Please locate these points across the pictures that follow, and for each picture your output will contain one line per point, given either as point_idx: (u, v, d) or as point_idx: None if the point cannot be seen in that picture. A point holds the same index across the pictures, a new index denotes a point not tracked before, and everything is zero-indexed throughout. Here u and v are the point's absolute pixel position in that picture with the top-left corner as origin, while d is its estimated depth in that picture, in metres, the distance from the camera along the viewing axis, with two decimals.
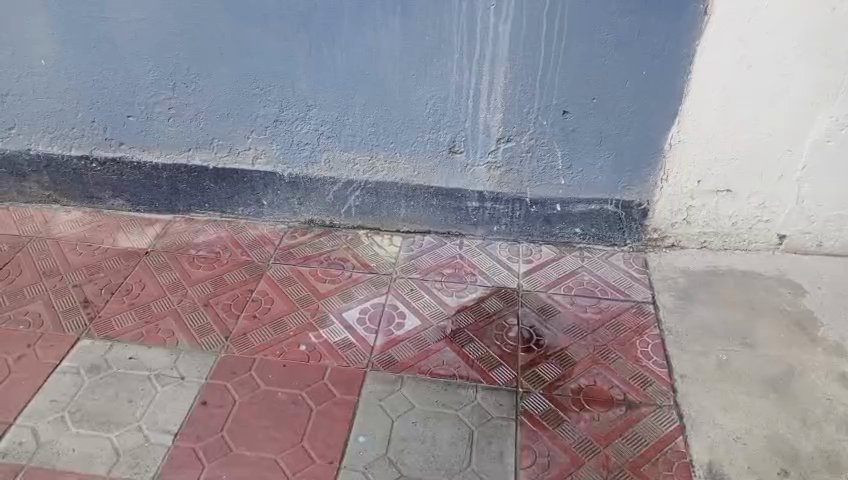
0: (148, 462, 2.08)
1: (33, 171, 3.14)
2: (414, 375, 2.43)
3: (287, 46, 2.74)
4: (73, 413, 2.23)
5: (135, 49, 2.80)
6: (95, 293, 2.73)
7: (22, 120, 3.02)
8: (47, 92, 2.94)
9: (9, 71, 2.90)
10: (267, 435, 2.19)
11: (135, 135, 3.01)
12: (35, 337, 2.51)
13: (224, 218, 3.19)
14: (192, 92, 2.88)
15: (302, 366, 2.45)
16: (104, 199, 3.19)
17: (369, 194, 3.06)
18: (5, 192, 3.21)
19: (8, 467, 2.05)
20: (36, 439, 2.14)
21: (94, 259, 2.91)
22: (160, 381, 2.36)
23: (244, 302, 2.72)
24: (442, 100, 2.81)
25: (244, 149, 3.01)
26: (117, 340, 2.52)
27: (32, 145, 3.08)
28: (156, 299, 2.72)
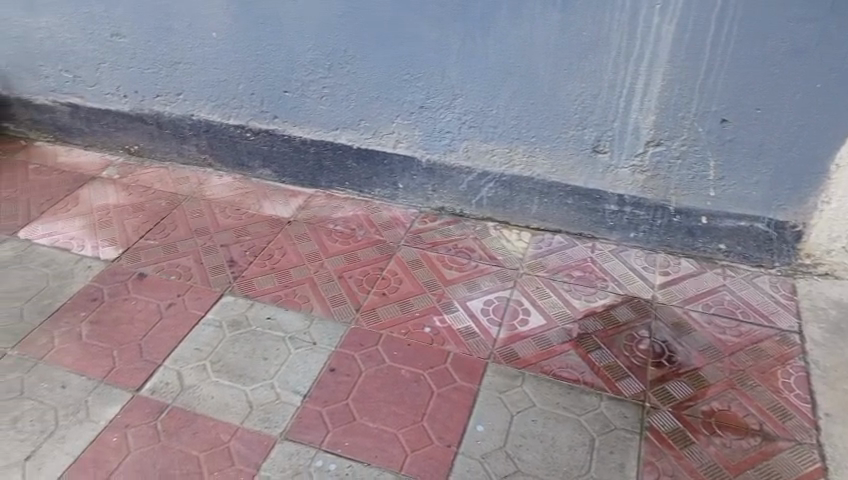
0: (278, 419, 2.19)
1: (194, 135, 3.36)
2: (536, 373, 2.39)
3: (442, 33, 2.76)
4: (213, 363, 2.38)
5: (298, 28, 2.92)
6: (240, 254, 2.90)
7: (189, 87, 3.24)
8: (215, 63, 3.13)
9: (184, 41, 3.11)
10: (389, 409, 2.24)
11: (289, 110, 3.15)
12: (185, 288, 2.69)
13: (360, 197, 3.27)
14: (345, 73, 2.97)
15: (427, 349, 2.47)
16: (253, 167, 3.36)
17: (504, 187, 3.03)
18: (166, 152, 3.46)
19: (155, 403, 2.22)
20: (180, 381, 2.30)
21: (241, 223, 3.09)
22: (294, 343, 2.48)
23: (375, 280, 2.79)
24: (592, 97, 2.73)
25: (388, 132, 3.07)
26: (257, 300, 2.66)
27: (196, 111, 3.30)
28: (295, 266, 2.85)
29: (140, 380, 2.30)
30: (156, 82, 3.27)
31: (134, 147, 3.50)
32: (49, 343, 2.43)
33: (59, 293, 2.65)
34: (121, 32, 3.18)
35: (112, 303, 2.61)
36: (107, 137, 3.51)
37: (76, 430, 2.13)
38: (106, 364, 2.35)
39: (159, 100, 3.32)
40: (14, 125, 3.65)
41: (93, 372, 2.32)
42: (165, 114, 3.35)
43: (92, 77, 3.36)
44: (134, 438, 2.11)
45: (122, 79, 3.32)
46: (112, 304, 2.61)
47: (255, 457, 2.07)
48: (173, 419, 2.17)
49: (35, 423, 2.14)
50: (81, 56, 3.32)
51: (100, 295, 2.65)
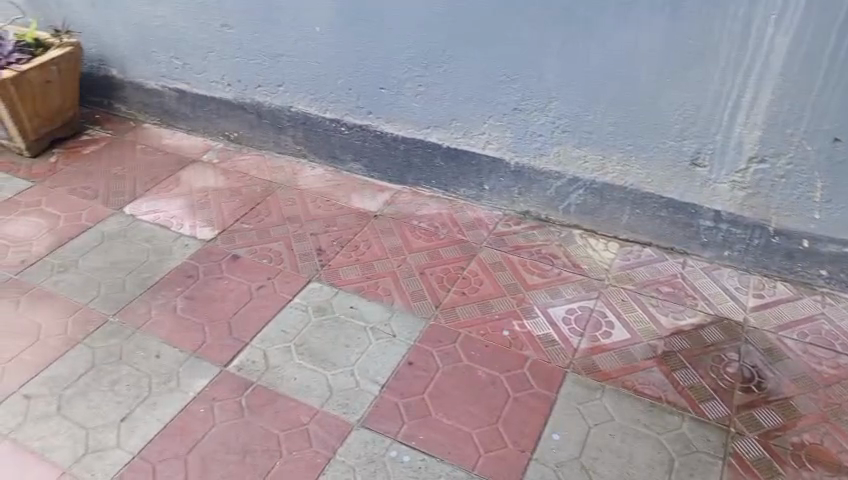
0: (356, 407, 2.24)
1: (291, 125, 3.47)
2: (616, 387, 2.34)
3: (543, 36, 2.74)
4: (297, 346, 2.46)
5: (399, 25, 2.96)
6: (327, 243, 2.98)
7: (290, 80, 3.34)
8: (316, 57, 3.22)
9: (288, 34, 3.21)
10: (465, 408, 2.24)
11: (383, 106, 3.20)
12: (274, 273, 2.79)
13: (446, 196, 3.29)
14: (442, 72, 2.99)
15: (505, 351, 2.47)
16: (344, 161, 3.44)
17: (594, 195, 2.98)
18: (263, 141, 3.59)
19: (241, 379, 2.32)
20: (265, 361, 2.39)
21: (330, 214, 3.17)
22: (375, 334, 2.52)
23: (457, 279, 2.80)
24: (695, 107, 2.65)
25: (479, 133, 3.07)
26: (341, 289, 2.72)
27: (294, 103, 3.40)
28: (379, 259, 2.90)
29: (228, 356, 2.40)
30: (259, 73, 3.40)
31: (233, 135, 3.65)
32: (147, 313, 2.57)
33: (158, 268, 2.80)
34: (229, 23, 3.32)
35: (206, 280, 2.74)
36: (209, 123, 3.67)
37: (167, 398, 2.24)
38: (198, 338, 2.47)
39: (261, 91, 3.45)
40: (125, 106, 3.87)
41: (185, 344, 2.44)
42: (266, 104, 3.47)
43: (201, 66, 3.52)
44: (220, 411, 2.20)
45: (228, 69, 3.47)
46: (206, 281, 2.73)
47: (332, 441, 2.12)
48: (257, 397, 2.26)
49: (131, 387, 2.27)
50: (192, 44, 3.48)
51: (195, 273, 2.78)
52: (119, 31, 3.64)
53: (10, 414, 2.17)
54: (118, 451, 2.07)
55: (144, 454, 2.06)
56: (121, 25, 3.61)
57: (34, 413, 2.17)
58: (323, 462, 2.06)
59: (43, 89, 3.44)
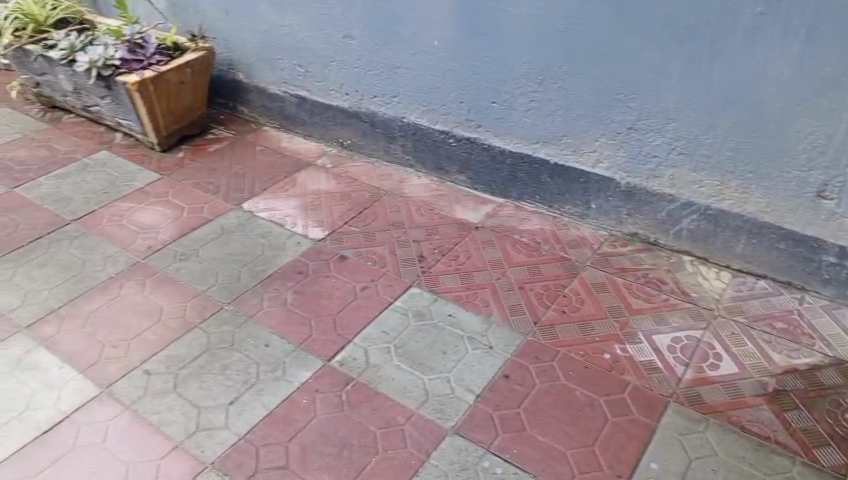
0: (451, 413, 2.27)
1: (401, 134, 3.56)
2: (721, 422, 2.25)
3: (665, 55, 2.69)
4: (396, 348, 2.52)
5: (517, 41, 2.98)
6: (430, 251, 3.03)
7: (405, 90, 3.43)
8: (432, 69, 3.29)
9: (407, 47, 3.30)
10: (560, 427, 2.22)
11: (494, 120, 3.22)
12: (378, 276, 2.88)
13: (550, 212, 3.27)
14: (557, 88, 2.98)
15: (605, 374, 2.42)
16: (450, 172, 3.49)
17: (707, 221, 2.87)
18: (374, 149, 3.70)
19: (342, 375, 2.41)
20: (366, 359, 2.47)
21: (434, 222, 3.23)
22: (473, 344, 2.54)
23: (558, 296, 2.78)
24: (826, 137, 2.51)
25: (590, 150, 3.04)
26: (441, 297, 2.77)
27: (407, 114, 3.49)
28: (480, 270, 2.92)
29: (331, 351, 2.50)
30: (376, 84, 3.51)
31: (346, 141, 3.79)
32: (259, 304, 2.71)
33: (271, 263, 2.95)
34: (352, 34, 3.46)
35: (314, 278, 2.87)
36: (324, 129, 3.83)
37: (273, 385, 2.36)
38: (304, 332, 2.59)
39: (375, 100, 3.56)
40: (248, 109, 4.10)
41: (292, 337, 2.56)
42: (379, 113, 3.58)
43: (321, 74, 3.69)
44: (321, 403, 2.30)
45: (346, 79, 3.61)
46: (314, 279, 2.86)
47: (426, 444, 2.16)
48: (356, 393, 2.33)
49: (240, 373, 2.40)
50: (315, 53, 3.65)
51: (304, 270, 2.91)
52: (248, 38, 3.86)
53: (132, 386, 2.34)
54: (226, 432, 2.19)
55: (249, 437, 2.17)
56: (251, 33, 3.83)
57: (153, 388, 2.33)
58: (417, 464, 2.10)
59: (177, 89, 3.71)
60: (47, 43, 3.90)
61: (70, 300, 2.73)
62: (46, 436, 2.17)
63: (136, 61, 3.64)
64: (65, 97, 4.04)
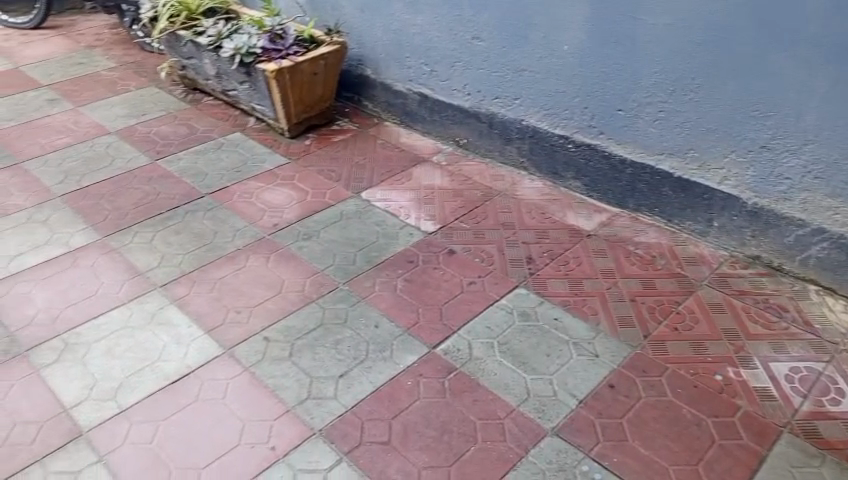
0: (552, 414, 2.28)
1: (519, 137, 3.59)
2: (839, 460, 2.13)
3: (810, 75, 2.58)
4: (501, 344, 2.55)
5: (650, 50, 2.94)
6: (539, 254, 3.04)
7: (528, 93, 3.45)
8: (558, 74, 3.30)
9: (535, 50, 3.32)
10: (664, 442, 2.18)
11: (618, 129, 3.19)
12: (485, 273, 2.92)
13: (667, 226, 3.20)
14: (687, 100, 2.92)
15: (715, 396, 2.35)
16: (566, 178, 3.49)
17: (839, 250, 2.72)
18: (490, 149, 3.75)
19: (446, 363, 2.47)
20: (470, 352, 2.52)
21: (545, 226, 3.24)
22: (578, 349, 2.54)
23: (670, 312, 2.71)
24: None
25: (716, 167, 2.95)
26: (548, 300, 2.78)
27: (527, 116, 3.51)
28: (589, 277, 2.91)
29: (437, 339, 2.58)
30: (499, 85, 3.56)
31: (462, 140, 3.86)
32: (370, 288, 2.84)
33: (384, 250, 3.07)
34: (480, 36, 3.52)
35: (423, 269, 2.95)
36: (442, 127, 3.92)
37: (380, 365, 2.47)
38: (411, 318, 2.68)
39: (497, 102, 3.61)
40: (371, 103, 4.25)
41: (400, 321, 2.66)
42: (499, 114, 3.62)
43: (446, 73, 3.78)
44: (424, 388, 2.37)
45: (470, 79, 3.68)
46: (424, 269, 2.95)
47: (525, 441, 2.18)
48: (459, 383, 2.39)
49: (350, 350, 2.53)
50: (442, 53, 3.74)
51: (415, 260, 3.00)
52: (379, 35, 4.02)
53: (252, 350, 2.51)
54: (334, 402, 2.31)
55: (355, 410, 2.29)
56: (383, 30, 3.98)
57: (270, 354, 2.49)
58: (515, 458, 2.13)
59: (310, 80, 3.92)
60: (197, 30, 4.22)
61: (201, 265, 2.95)
62: (175, 386, 2.36)
63: (276, 51, 3.87)
64: (207, 81, 4.35)
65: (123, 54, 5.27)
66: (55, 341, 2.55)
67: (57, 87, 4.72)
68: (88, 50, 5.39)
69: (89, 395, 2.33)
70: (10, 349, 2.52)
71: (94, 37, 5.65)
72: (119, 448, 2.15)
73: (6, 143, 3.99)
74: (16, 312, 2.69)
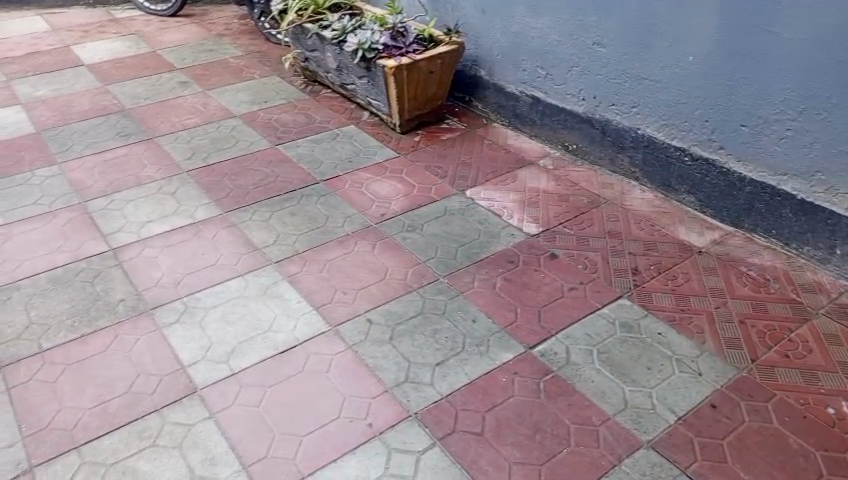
0: (648, 427, 2.25)
1: (632, 146, 3.54)
2: None
3: None
4: (599, 352, 2.54)
5: (783, 65, 2.83)
6: (645, 266, 2.99)
7: (646, 102, 3.40)
8: (680, 85, 3.22)
9: (659, 59, 3.26)
10: (767, 469, 2.10)
11: (739, 144, 3.08)
12: (588, 280, 2.91)
13: (783, 250, 3.06)
14: (819, 120, 2.79)
15: (826, 429, 2.24)
16: (678, 191, 3.40)
17: None
18: (601, 157, 3.72)
19: (543, 365, 2.48)
20: (567, 356, 2.52)
21: (653, 238, 3.17)
22: (680, 366, 2.48)
23: (781, 339, 2.60)
24: None
25: (845, 192, 2.80)
26: (652, 313, 2.73)
27: (643, 126, 3.45)
28: (696, 295, 2.83)
29: (534, 340, 2.59)
30: (616, 92, 3.52)
31: (572, 146, 3.84)
32: (471, 283, 2.89)
33: (486, 248, 3.11)
34: (602, 42, 3.49)
35: (525, 269, 2.97)
36: (552, 132, 3.92)
37: (477, 359, 2.51)
38: (510, 316, 2.71)
39: (613, 109, 3.57)
40: (482, 104, 4.30)
41: (499, 318, 2.70)
42: (613, 122, 3.58)
43: (562, 77, 3.77)
44: (520, 386, 2.39)
45: (587, 84, 3.65)
46: (525, 270, 2.96)
47: (619, 450, 2.17)
48: (555, 385, 2.40)
49: (448, 341, 2.59)
50: (560, 57, 3.74)
51: (516, 260, 3.02)
52: (497, 37, 4.06)
53: (355, 331, 2.63)
54: (430, 389, 2.38)
55: (450, 399, 2.34)
56: (501, 32, 4.02)
57: (373, 336, 2.60)
58: (608, 465, 2.12)
59: (425, 78, 4.01)
60: (322, 23, 4.42)
61: (311, 247, 3.10)
62: (283, 356, 2.51)
63: (395, 48, 3.98)
64: (326, 73, 4.54)
65: (249, 44, 5.57)
66: (178, 303, 2.75)
67: (188, 71, 5.05)
68: (218, 38, 5.73)
69: (205, 355, 2.50)
70: (138, 306, 2.74)
71: (224, 26, 6.00)
72: (229, 407, 2.30)
73: (143, 119, 4.31)
74: (145, 273, 2.92)
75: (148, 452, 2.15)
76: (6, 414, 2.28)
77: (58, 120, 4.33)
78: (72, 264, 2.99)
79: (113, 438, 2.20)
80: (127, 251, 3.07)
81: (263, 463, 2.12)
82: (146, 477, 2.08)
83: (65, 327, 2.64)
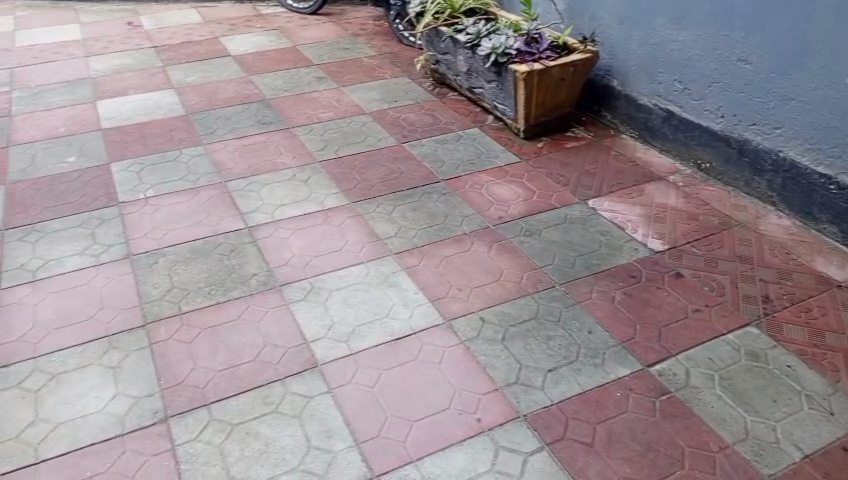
0: (770, 461, 2.14)
1: (771, 170, 3.37)
2: None
3: None
4: (721, 378, 2.44)
5: None
6: (777, 295, 2.84)
7: (791, 124, 3.22)
8: (833, 108, 3.03)
9: (811, 80, 3.09)
10: None
11: None
12: (713, 303, 2.80)
13: None
14: None
15: None
16: (819, 220, 3.20)
17: None
18: (736, 178, 3.56)
19: (659, 384, 2.42)
20: (686, 378, 2.44)
21: (787, 267, 3.01)
22: (810, 403, 2.34)
23: None
24: None
25: None
26: (782, 345, 2.59)
27: (785, 148, 3.28)
28: (833, 330, 2.65)
29: (652, 358, 2.53)
30: (759, 111, 3.36)
31: (705, 165, 3.71)
32: (588, 293, 2.85)
33: (606, 260, 3.06)
34: (748, 58, 3.35)
35: (646, 286, 2.90)
36: (685, 148, 3.80)
37: (591, 370, 2.48)
38: (628, 331, 2.65)
39: (753, 129, 3.41)
40: (611, 115, 4.23)
41: (616, 333, 2.65)
42: (753, 142, 3.42)
43: (700, 93, 3.65)
44: (634, 402, 2.35)
45: (727, 101, 3.51)
46: (646, 286, 2.89)
47: None
48: (671, 405, 2.33)
49: (562, 348, 2.57)
50: (700, 72, 3.62)
51: (638, 275, 2.96)
52: (634, 48, 3.99)
53: (470, 328, 2.67)
54: (541, 394, 2.38)
55: (561, 406, 2.33)
56: (639, 43, 3.94)
57: (486, 335, 2.63)
58: None
59: (556, 85, 4.00)
60: (457, 27, 4.52)
61: (431, 242, 3.18)
62: (398, 343, 2.59)
63: (529, 54, 3.99)
64: (456, 76, 4.62)
65: (382, 44, 5.77)
66: (304, 282, 2.90)
67: (325, 67, 5.30)
68: (353, 37, 5.97)
69: (327, 333, 2.63)
70: (269, 281, 2.91)
71: (360, 27, 6.24)
72: (346, 385, 2.41)
73: (281, 110, 4.57)
74: (275, 252, 3.10)
75: (270, 417, 2.29)
76: (148, 366, 2.49)
77: (206, 105, 4.67)
78: (211, 237, 3.22)
79: (239, 400, 2.35)
80: (260, 230, 3.27)
81: (375, 442, 2.20)
82: (267, 440, 2.21)
83: (203, 293, 2.85)
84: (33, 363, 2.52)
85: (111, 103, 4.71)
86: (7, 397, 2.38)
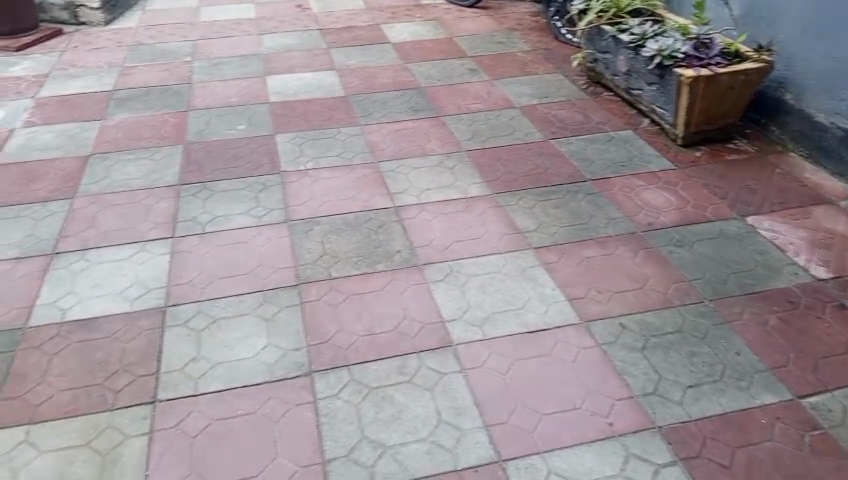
0: None
1: None
2: None
3: None
4: None
5: None
6: None
7: None
8: None
9: None
10: None
11: None
12: None
13: None
14: None
15: None
16: None
17: None
18: None
19: (810, 418, 2.27)
20: (843, 416, 2.27)
21: None
22: None
23: None
24: None
25: None
26: None
27: None
28: None
29: (805, 390, 2.37)
30: None
31: None
32: (739, 313, 2.71)
33: (761, 281, 2.89)
34: None
35: (804, 313, 2.71)
36: None
37: (735, 392, 2.36)
38: (780, 359, 2.50)
39: None
40: (779, 130, 3.97)
41: (766, 358, 2.50)
42: None
43: None
44: (780, 432, 2.21)
45: None
46: (805, 314, 2.71)
47: None
48: (822, 442, 2.18)
49: (705, 365, 2.47)
50: None
51: (796, 301, 2.77)
52: (816, 61, 3.71)
53: (608, 331, 2.62)
54: (679, 408, 2.30)
55: (700, 423, 2.25)
56: (822, 56, 3.67)
57: (624, 341, 2.57)
58: None
59: (723, 94, 3.81)
60: (621, 27, 4.41)
61: (573, 241, 3.15)
62: (533, 336, 2.60)
63: (697, 59, 3.83)
64: (613, 76, 4.51)
65: (537, 40, 5.74)
66: (444, 264, 2.98)
67: (479, 60, 5.36)
68: (509, 32, 5.98)
69: (463, 316, 2.69)
70: (410, 259, 3.02)
71: (516, 21, 6.24)
72: (479, 368, 2.45)
73: (434, 98, 4.68)
74: (419, 233, 3.20)
75: (404, 386, 2.38)
76: (297, 323, 2.67)
77: (364, 87, 4.88)
78: (360, 212, 3.37)
79: (377, 366, 2.46)
80: (406, 211, 3.38)
81: (504, 427, 2.23)
82: (400, 407, 2.30)
83: (350, 263, 3.00)
84: (198, 306, 2.77)
85: (280, 79, 5.03)
86: (175, 333, 2.63)
